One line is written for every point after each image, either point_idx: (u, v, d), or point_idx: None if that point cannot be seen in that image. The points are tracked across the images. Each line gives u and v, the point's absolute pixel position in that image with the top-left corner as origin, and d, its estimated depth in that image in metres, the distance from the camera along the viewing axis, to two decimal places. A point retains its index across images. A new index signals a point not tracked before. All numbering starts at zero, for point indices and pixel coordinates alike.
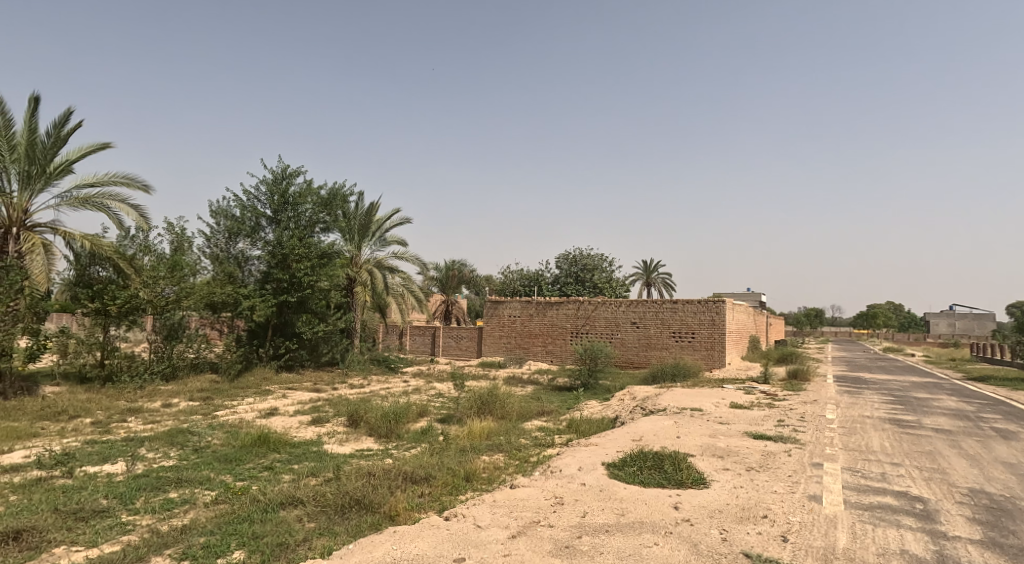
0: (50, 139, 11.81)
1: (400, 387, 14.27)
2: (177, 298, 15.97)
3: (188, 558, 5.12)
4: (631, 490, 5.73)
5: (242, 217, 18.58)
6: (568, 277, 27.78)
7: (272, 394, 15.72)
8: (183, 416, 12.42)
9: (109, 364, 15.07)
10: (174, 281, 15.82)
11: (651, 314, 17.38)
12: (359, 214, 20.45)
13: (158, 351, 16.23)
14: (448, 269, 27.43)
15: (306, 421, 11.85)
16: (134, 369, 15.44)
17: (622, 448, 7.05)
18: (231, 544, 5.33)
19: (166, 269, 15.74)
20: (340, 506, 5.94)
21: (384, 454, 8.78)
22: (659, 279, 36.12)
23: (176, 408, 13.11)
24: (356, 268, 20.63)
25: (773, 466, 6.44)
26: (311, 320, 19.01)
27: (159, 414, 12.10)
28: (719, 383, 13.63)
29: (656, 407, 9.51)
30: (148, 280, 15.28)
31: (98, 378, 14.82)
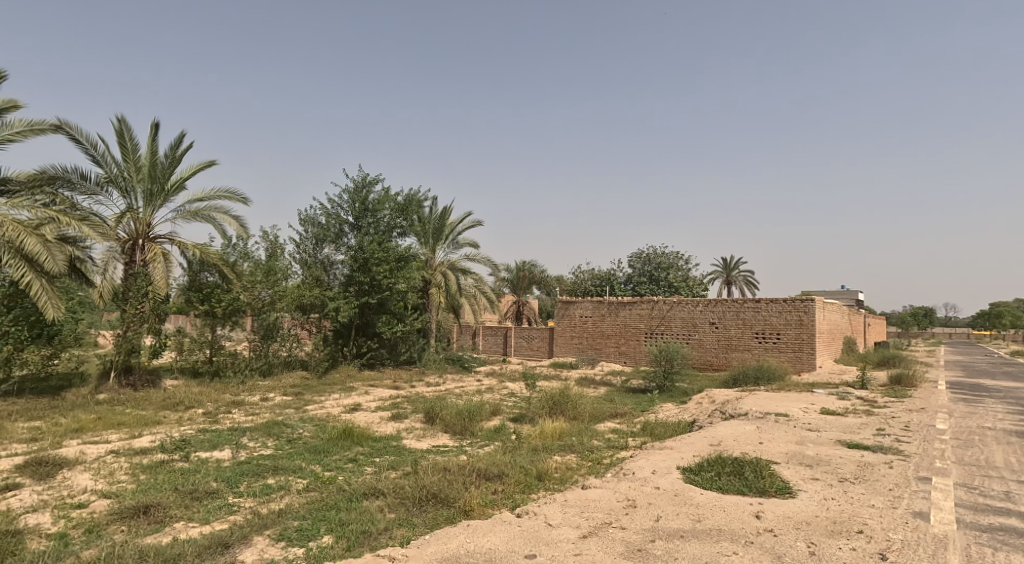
0: (168, 160, 12.78)
1: (474, 386, 14.44)
2: (272, 300, 17.11)
3: (283, 539, 5.38)
4: (708, 496, 5.54)
5: (327, 224, 19.40)
6: (642, 277, 27.30)
7: (356, 390, 16.35)
8: (277, 410, 13.09)
9: (216, 361, 16.52)
10: (269, 285, 16.92)
11: (732, 314, 16.76)
12: (433, 218, 20.93)
13: (256, 349, 17.36)
14: (519, 270, 27.64)
15: (386, 417, 12.21)
16: (237, 365, 16.72)
17: (700, 453, 6.83)
18: (320, 529, 5.56)
19: (263, 274, 16.79)
20: (417, 499, 6.07)
21: (459, 450, 8.92)
22: (741, 278, 34.79)
23: (271, 403, 13.83)
24: (431, 270, 21.10)
25: (871, 479, 6.05)
26: (390, 321, 19.67)
27: (258, 407, 12.80)
28: (808, 387, 12.98)
29: (737, 411, 9.17)
30: (247, 284, 16.35)
31: (207, 372, 16.32)
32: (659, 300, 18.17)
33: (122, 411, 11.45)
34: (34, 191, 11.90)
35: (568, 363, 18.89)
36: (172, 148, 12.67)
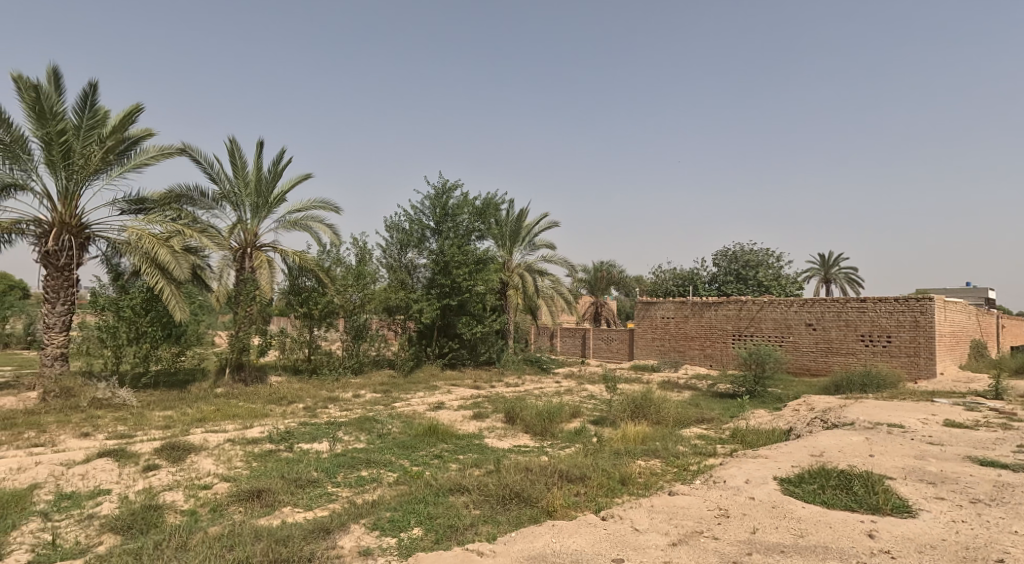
0: (272, 174, 13.61)
1: (553, 387, 14.40)
2: (362, 302, 18.09)
3: (377, 529, 5.57)
4: (811, 510, 5.25)
5: (410, 229, 19.98)
6: (728, 276, 26.39)
7: (439, 389, 16.75)
8: (367, 407, 13.64)
9: (314, 359, 17.75)
10: (360, 289, 17.85)
11: (832, 315, 15.88)
12: (510, 221, 21.09)
13: (348, 349, 18.31)
14: (597, 270, 27.34)
15: (467, 415, 12.39)
16: (332, 363, 17.80)
17: (799, 463, 6.48)
18: (411, 521, 5.71)
19: (354, 278, 17.73)
20: (501, 497, 6.11)
21: (540, 451, 8.91)
22: (841, 275, 32.85)
23: (363, 399, 14.45)
24: (509, 272, 21.24)
25: (1010, 501, 5.51)
26: (470, 321, 20.00)
27: (351, 403, 13.40)
28: (928, 396, 12.03)
29: (841, 420, 8.64)
30: (340, 288, 17.42)
31: (307, 370, 17.67)
32: (748, 300, 17.50)
33: (237, 404, 12.51)
34: (166, 208, 13.92)
35: (650, 365, 18.47)
36: (275, 163, 13.46)
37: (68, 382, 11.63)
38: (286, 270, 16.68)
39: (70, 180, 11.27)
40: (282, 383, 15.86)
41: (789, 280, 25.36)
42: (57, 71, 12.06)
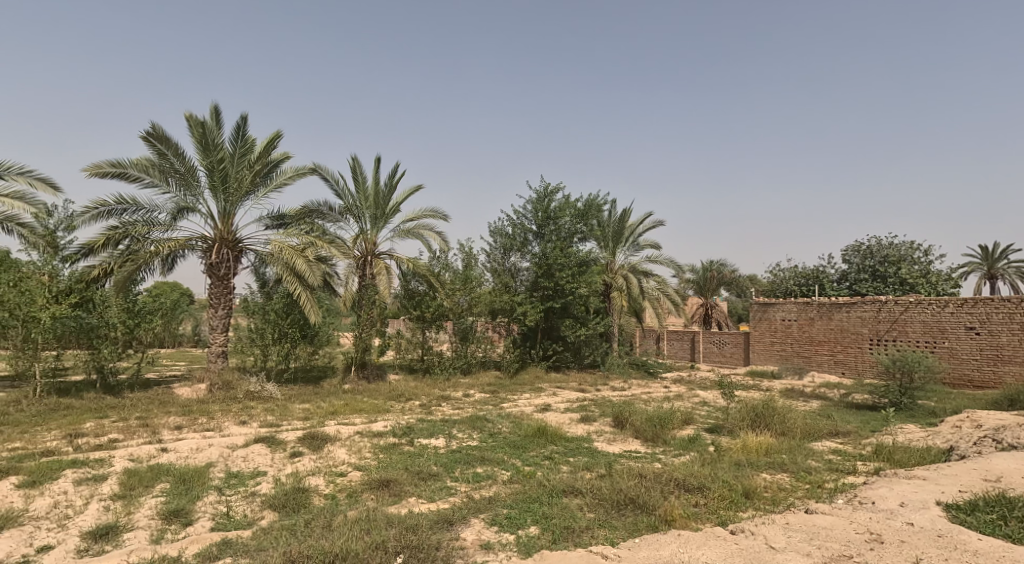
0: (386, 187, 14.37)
1: (661, 392, 13.93)
2: (469, 305, 18.62)
3: (496, 524, 5.77)
4: (988, 543, 4.64)
5: (513, 233, 20.19)
6: (861, 272, 24.51)
7: (544, 391, 16.79)
8: (477, 407, 14.30)
9: (427, 359, 18.53)
10: (467, 292, 18.42)
11: (999, 317, 14.20)
12: (613, 222, 20.76)
13: (457, 350, 18.94)
14: (706, 270, 26.40)
15: (575, 418, 12.29)
16: (444, 363, 18.50)
17: (968, 488, 5.76)
18: (527, 520, 5.80)
19: (462, 281, 18.35)
20: (616, 502, 6.00)
21: (653, 458, 8.62)
22: (1010, 270, 29.28)
23: (472, 399, 15.27)
24: (612, 273, 20.88)
25: None
26: (574, 324, 19.84)
27: (463, 402, 14.78)
28: None
29: (1019, 441, 7.54)
30: (449, 292, 17.91)
31: (421, 369, 18.52)
32: (888, 299, 15.96)
33: (361, 399, 15.13)
34: (300, 223, 16.93)
35: (769, 372, 17.37)
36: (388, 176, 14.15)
37: (228, 376, 15.61)
38: (401, 275, 17.50)
39: (226, 196, 14.53)
40: (399, 382, 17.36)
41: (939, 276, 22.76)
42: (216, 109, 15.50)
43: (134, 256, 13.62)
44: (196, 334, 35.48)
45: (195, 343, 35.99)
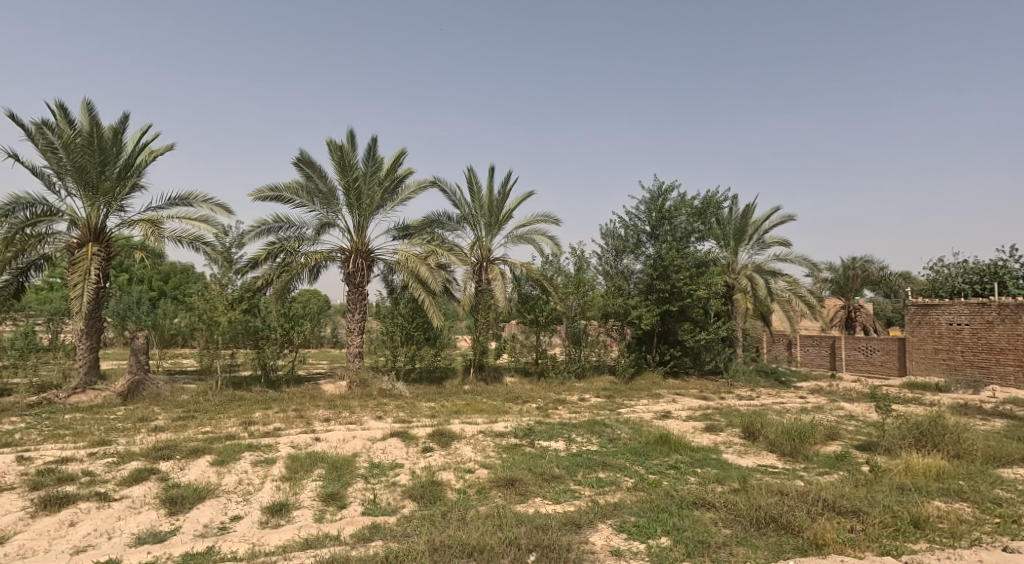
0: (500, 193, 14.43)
1: (797, 403, 12.76)
2: (582, 310, 18.32)
3: (624, 531, 5.77)
4: None
5: (626, 235, 19.55)
6: None
7: (664, 398, 15.99)
8: (595, 411, 14.37)
9: (541, 363, 18.63)
10: (580, 296, 18.13)
11: None
12: (734, 219, 19.54)
13: (570, 353, 19.06)
14: (846, 269, 24.17)
15: (700, 427, 11.54)
16: (558, 367, 18.56)
17: None
18: (657, 529, 5.74)
19: (574, 285, 18.10)
20: (756, 520, 5.67)
21: (793, 475, 7.82)
22: None
23: (589, 404, 15.29)
24: (734, 274, 19.67)
25: None
26: (693, 328, 18.87)
27: (580, 407, 14.83)
28: None
29: None
30: (562, 295, 17.95)
31: (535, 373, 18.67)
32: None
33: (481, 399, 15.86)
34: (423, 233, 17.56)
35: (931, 385, 15.39)
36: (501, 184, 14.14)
37: (364, 374, 17.41)
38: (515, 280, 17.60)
39: (361, 211, 17.29)
40: (515, 385, 17.75)
41: None
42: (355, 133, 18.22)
43: (288, 268, 18.00)
44: (334, 336, 39.18)
45: (332, 344, 39.63)
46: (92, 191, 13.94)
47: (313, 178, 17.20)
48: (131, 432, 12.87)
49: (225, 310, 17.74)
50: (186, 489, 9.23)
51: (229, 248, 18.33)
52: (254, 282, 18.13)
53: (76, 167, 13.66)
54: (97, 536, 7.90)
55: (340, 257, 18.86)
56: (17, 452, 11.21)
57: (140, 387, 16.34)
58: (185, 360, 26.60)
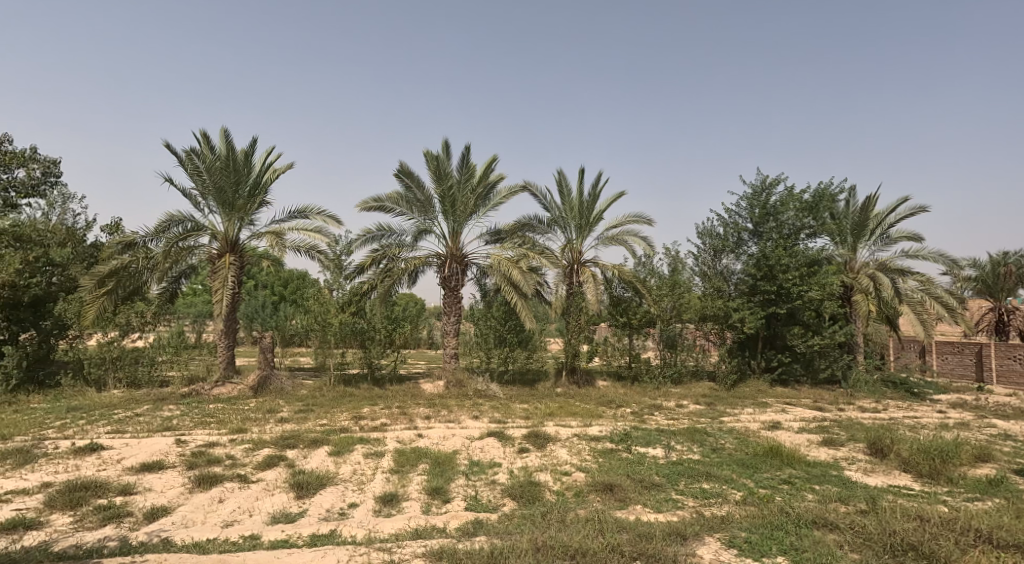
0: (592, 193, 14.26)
1: (936, 419, 11.51)
2: (678, 312, 18.11)
3: (735, 547, 5.83)
4: None
5: (726, 234, 18.92)
6: None
7: (772, 407, 15.28)
8: (693, 418, 14.58)
9: (635, 367, 18.98)
10: (674, 299, 17.90)
11: None
12: (852, 212, 18.21)
13: (665, 358, 18.90)
14: (995, 267, 21.83)
15: (816, 439, 10.80)
16: (652, 372, 18.73)
17: None
18: (773, 548, 5.76)
19: (669, 287, 17.98)
20: (893, 547, 5.51)
21: (932, 498, 7.08)
22: None
23: (687, 410, 15.36)
24: (852, 273, 18.31)
25: None
26: (804, 332, 17.73)
27: (677, 414, 15.15)
28: None
29: None
30: (656, 297, 17.78)
31: (628, 377, 19.02)
32: None
33: (574, 402, 16.41)
34: (515, 237, 17.84)
35: None
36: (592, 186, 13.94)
37: (460, 374, 18.31)
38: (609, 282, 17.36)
39: (455, 218, 17.70)
40: (608, 389, 18.02)
41: None
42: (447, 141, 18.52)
43: (391, 273, 18.47)
44: (433, 339, 40.77)
45: (431, 346, 41.26)
46: (229, 208, 16.35)
47: (412, 188, 17.67)
48: (262, 421, 14.77)
49: (337, 312, 18.95)
50: (311, 475, 10.81)
51: (339, 255, 19.25)
52: (359, 286, 18.71)
53: (216, 188, 15.96)
54: (242, 512, 9.54)
55: (436, 262, 19.20)
56: (175, 436, 13.40)
57: (267, 382, 18.08)
58: (302, 357, 28.75)
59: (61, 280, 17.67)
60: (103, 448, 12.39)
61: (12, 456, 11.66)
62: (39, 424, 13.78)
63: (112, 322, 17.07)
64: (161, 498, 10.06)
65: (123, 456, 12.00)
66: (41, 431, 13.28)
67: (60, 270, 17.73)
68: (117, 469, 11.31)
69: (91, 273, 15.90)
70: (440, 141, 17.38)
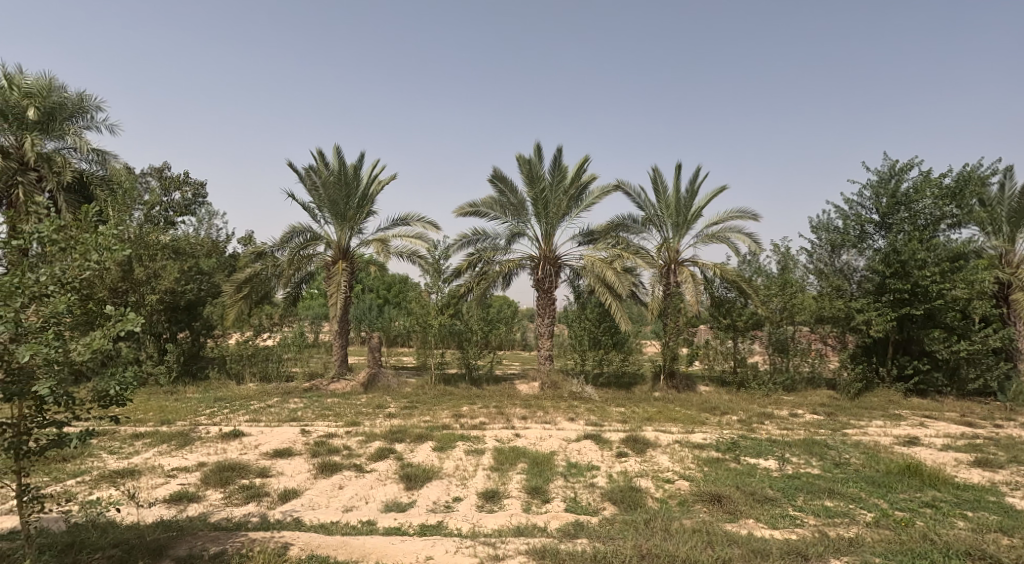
0: None
1: None
2: (788, 314, 17.79)
3: None
4: None
5: (846, 228, 18.09)
6: None
7: (906, 421, 14.75)
8: (807, 429, 14.55)
9: (741, 372, 18.67)
10: (784, 298, 17.74)
11: None
12: (1006, 198, 17.15)
13: (775, 363, 18.62)
14: None
15: (964, 462, 11.47)
16: (761, 378, 18.36)
17: None
18: None
19: (779, 287, 17.86)
20: None
21: None
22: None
23: (803, 420, 15.29)
24: (1010, 268, 17.17)
25: None
26: (946, 337, 16.39)
27: (791, 423, 15.07)
28: None
29: None
30: (764, 298, 17.79)
31: (734, 383, 18.70)
32: None
33: (675, 407, 16.79)
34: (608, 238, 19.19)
35: None
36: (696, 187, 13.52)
37: (556, 376, 18.86)
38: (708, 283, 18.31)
39: (548, 220, 17.77)
40: (711, 394, 18.24)
41: None
42: (540, 145, 18.91)
43: (486, 277, 18.76)
44: (526, 339, 41.46)
45: (524, 348, 41.88)
46: (341, 218, 17.27)
47: (505, 192, 17.87)
48: (373, 415, 15.47)
49: (436, 314, 19.49)
50: (419, 469, 11.59)
51: (438, 260, 19.73)
52: (457, 289, 19.14)
53: (330, 202, 16.90)
54: (359, 499, 10.35)
55: (530, 265, 19.33)
56: (301, 425, 14.38)
57: (376, 379, 18.99)
58: (406, 356, 30.18)
59: (208, 286, 19.18)
60: (244, 434, 13.61)
61: (174, 438, 13.12)
62: (194, 412, 15.35)
63: (250, 324, 19.72)
64: (291, 481, 11.04)
65: (260, 441, 13.17)
66: (197, 417, 14.80)
67: (206, 278, 19.23)
68: (256, 453, 12.44)
69: (232, 280, 17.54)
70: (533, 144, 17.47)
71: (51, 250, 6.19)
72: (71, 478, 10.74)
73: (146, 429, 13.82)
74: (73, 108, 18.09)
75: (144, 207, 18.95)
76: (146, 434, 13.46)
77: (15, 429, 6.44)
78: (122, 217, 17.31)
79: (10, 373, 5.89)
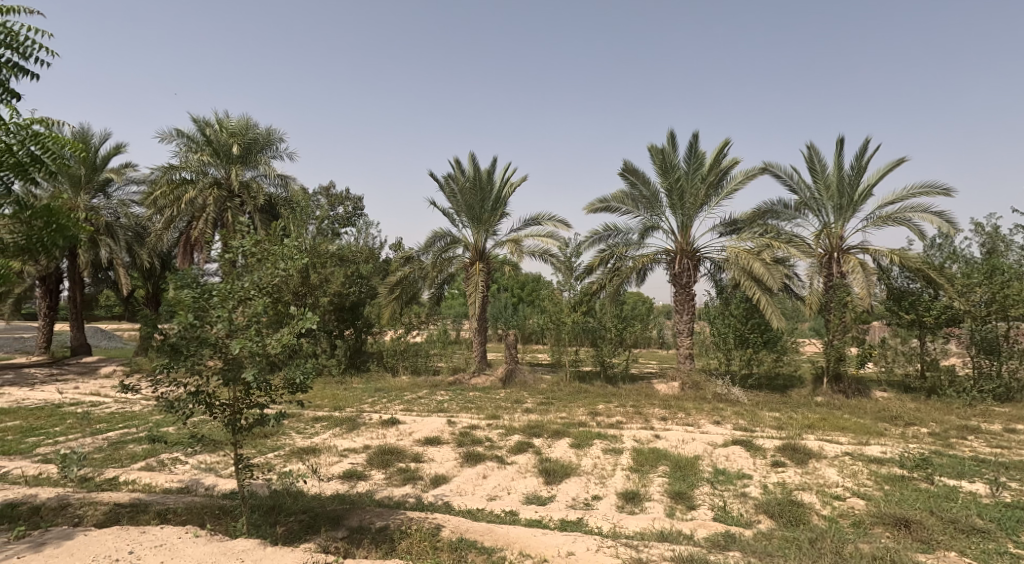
0: None
1: None
2: (1002, 308, 12.93)
3: None
4: None
5: None
6: None
7: None
8: None
9: (931, 378, 14.07)
10: (995, 288, 12.90)
11: None
12: None
13: (981, 368, 13.50)
14: None
15: None
16: (958, 385, 13.58)
17: None
18: None
19: (984, 274, 13.07)
20: None
21: None
22: None
23: None
24: None
25: None
26: None
27: (1003, 439, 10.59)
28: None
29: None
30: (961, 289, 13.26)
31: (922, 390, 14.09)
32: None
33: (843, 415, 12.56)
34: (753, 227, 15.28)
35: None
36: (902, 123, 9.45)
37: (697, 376, 15.28)
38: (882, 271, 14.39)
39: (685, 213, 14.26)
40: (890, 401, 13.58)
41: None
42: (673, 132, 15.65)
43: (618, 273, 15.73)
44: (664, 338, 37.61)
45: (662, 346, 37.87)
46: (476, 223, 14.99)
47: (636, 185, 14.67)
48: (512, 409, 13.00)
49: (568, 312, 16.86)
50: (557, 463, 8.85)
51: (569, 258, 16.94)
52: (590, 285, 16.21)
53: (465, 207, 14.81)
54: (502, 489, 8.04)
55: (665, 260, 16.01)
56: (447, 416, 12.17)
57: (512, 374, 16.49)
58: (541, 354, 27.72)
59: (369, 290, 17.73)
60: (402, 422, 11.56)
61: (345, 422, 11.43)
62: (360, 400, 13.85)
63: (400, 321, 17.71)
64: (441, 468, 8.80)
65: (413, 429, 11.07)
66: (362, 405, 13.21)
67: (366, 281, 17.80)
68: (410, 440, 10.36)
69: (386, 281, 16.10)
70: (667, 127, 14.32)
71: (250, 264, 5.59)
72: (271, 451, 9.34)
73: (323, 414, 12.32)
74: (265, 141, 17.97)
75: (317, 222, 18.04)
76: (325, 417, 11.88)
77: (230, 410, 5.49)
78: (300, 229, 17.14)
79: (227, 362, 5.26)
